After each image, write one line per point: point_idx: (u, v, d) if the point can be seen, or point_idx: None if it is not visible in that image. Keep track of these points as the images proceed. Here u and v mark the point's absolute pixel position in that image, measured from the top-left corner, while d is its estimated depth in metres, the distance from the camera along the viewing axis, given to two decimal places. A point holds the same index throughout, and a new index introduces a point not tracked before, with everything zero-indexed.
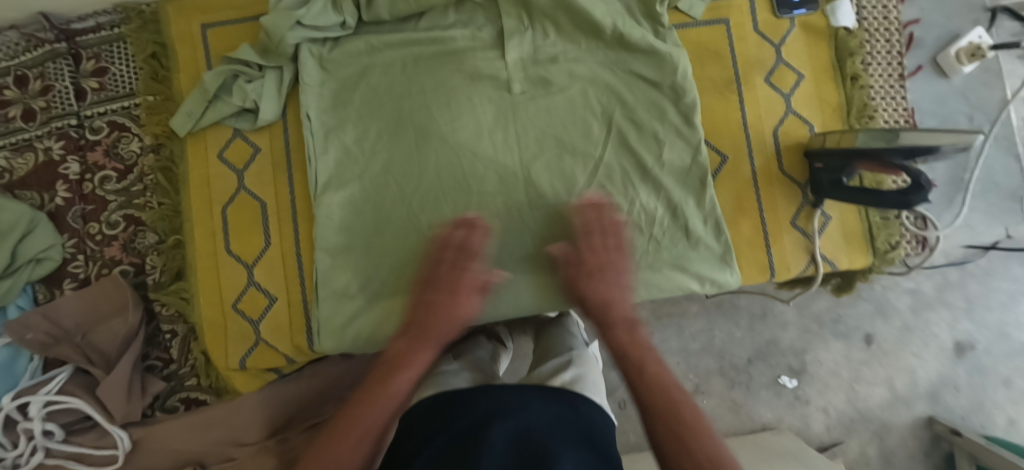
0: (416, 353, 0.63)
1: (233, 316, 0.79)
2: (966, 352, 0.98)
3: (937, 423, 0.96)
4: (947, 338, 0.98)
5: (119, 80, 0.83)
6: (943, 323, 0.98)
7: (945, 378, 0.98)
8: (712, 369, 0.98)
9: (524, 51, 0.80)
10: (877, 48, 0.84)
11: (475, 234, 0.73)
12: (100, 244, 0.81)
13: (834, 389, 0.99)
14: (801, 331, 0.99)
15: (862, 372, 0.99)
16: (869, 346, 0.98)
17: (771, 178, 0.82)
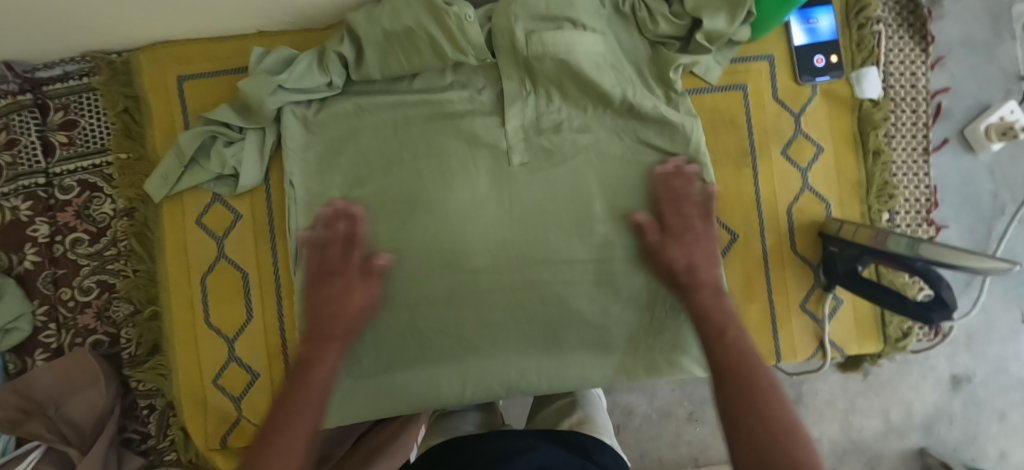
0: (321, 349, 0.64)
1: (214, 392, 0.75)
2: (963, 384, 0.98)
3: (929, 456, 0.97)
4: (945, 370, 0.98)
5: (90, 135, 0.77)
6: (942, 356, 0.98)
7: (940, 410, 0.98)
8: (708, 397, 1.01)
9: (526, 118, 0.75)
10: (902, 120, 0.78)
11: (358, 224, 0.72)
12: (73, 312, 0.77)
13: (829, 419, 0.98)
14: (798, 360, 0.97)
15: (857, 403, 0.99)
16: (865, 377, 0.98)
17: (783, 259, 0.77)
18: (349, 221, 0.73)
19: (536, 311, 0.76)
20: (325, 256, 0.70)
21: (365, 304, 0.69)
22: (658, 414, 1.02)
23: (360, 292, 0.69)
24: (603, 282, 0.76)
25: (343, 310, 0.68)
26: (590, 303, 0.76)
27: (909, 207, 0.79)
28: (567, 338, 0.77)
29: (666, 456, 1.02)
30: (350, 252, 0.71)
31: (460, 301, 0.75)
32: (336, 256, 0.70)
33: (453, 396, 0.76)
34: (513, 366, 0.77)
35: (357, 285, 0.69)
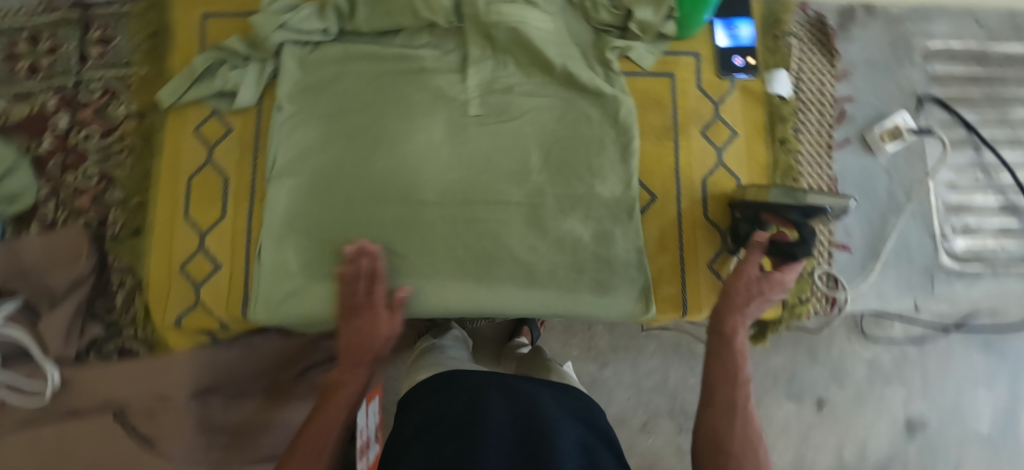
0: (349, 375, 0.76)
1: (178, 277, 0.84)
2: (917, 429, 1.18)
3: None
4: (900, 413, 1.18)
5: (120, 51, 0.91)
6: (898, 398, 1.19)
7: (894, 451, 1.17)
8: (663, 410, 1.19)
9: (483, 78, 0.88)
10: (809, 118, 0.91)
11: (382, 316, 0.79)
12: (72, 193, 0.88)
13: (783, 448, 1.17)
14: (756, 388, 1.19)
15: (810, 433, 1.17)
16: (819, 410, 1.17)
17: (696, 224, 0.87)
18: (370, 257, 0.82)
19: (472, 246, 0.85)
20: (351, 292, 0.81)
21: (383, 335, 0.79)
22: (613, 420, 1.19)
23: (385, 321, 0.79)
24: (534, 225, 0.86)
25: (369, 341, 0.78)
26: (522, 241, 0.86)
27: (813, 191, 0.89)
28: (499, 270, 0.85)
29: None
30: (376, 287, 0.80)
31: (407, 228, 0.85)
32: (364, 294, 0.80)
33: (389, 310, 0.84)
34: (446, 289, 0.85)
35: (383, 316, 0.79)
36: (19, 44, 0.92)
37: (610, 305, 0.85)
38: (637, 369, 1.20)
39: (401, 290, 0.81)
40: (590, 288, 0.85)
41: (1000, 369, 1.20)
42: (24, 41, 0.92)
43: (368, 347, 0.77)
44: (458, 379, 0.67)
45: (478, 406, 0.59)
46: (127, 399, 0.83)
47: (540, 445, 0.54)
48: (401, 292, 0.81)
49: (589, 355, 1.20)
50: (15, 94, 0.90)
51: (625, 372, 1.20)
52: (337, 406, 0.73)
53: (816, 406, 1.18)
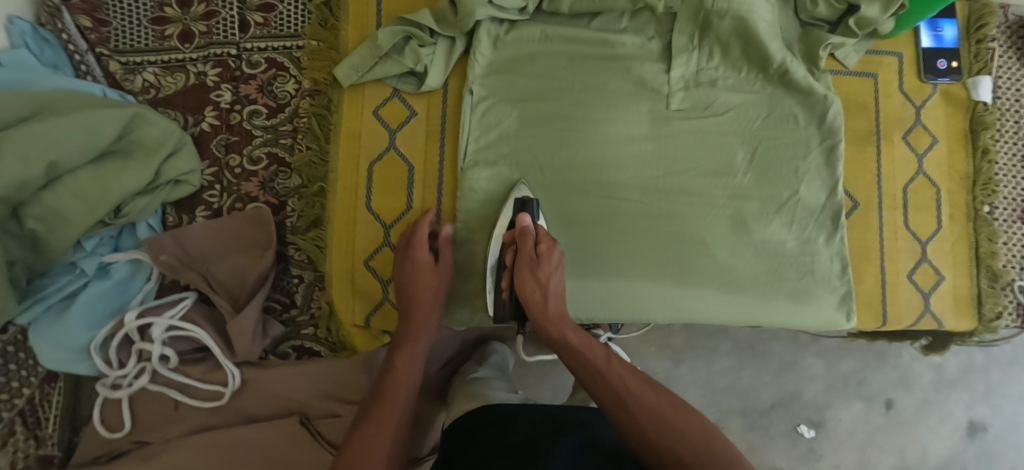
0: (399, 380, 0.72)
1: (364, 272, 0.78)
2: (978, 432, 1.19)
3: None
4: (963, 417, 1.19)
5: (285, 20, 0.82)
6: (961, 403, 1.20)
7: (955, 456, 1.19)
8: (734, 408, 1.19)
9: (687, 70, 0.83)
10: (1006, 128, 0.88)
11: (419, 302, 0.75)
12: (238, 178, 0.80)
13: (848, 448, 1.19)
14: (825, 387, 1.20)
15: (876, 436, 1.19)
16: (887, 411, 1.20)
17: (897, 233, 0.85)
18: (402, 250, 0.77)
19: (672, 245, 0.81)
20: (404, 257, 0.75)
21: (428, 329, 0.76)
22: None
23: (434, 284, 0.76)
24: (738, 227, 0.82)
25: (413, 325, 0.75)
26: (725, 245, 0.82)
27: (1007, 203, 0.87)
28: (699, 272, 0.81)
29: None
30: (442, 253, 0.77)
31: (606, 224, 0.81)
32: (428, 261, 0.76)
33: (584, 312, 0.81)
34: (649, 289, 0.80)
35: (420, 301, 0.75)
36: (169, 6, 0.82)
37: (811, 314, 0.83)
38: (712, 367, 1.19)
39: (442, 228, 0.78)
40: (790, 297, 0.83)
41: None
42: (174, 2, 0.82)
43: (419, 312, 0.75)
44: (516, 410, 0.65)
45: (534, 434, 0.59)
46: (309, 402, 0.77)
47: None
48: (443, 230, 0.78)
49: (666, 352, 1.18)
50: (165, 63, 0.81)
51: (701, 369, 1.19)
52: (393, 405, 0.70)
53: (884, 406, 1.20)
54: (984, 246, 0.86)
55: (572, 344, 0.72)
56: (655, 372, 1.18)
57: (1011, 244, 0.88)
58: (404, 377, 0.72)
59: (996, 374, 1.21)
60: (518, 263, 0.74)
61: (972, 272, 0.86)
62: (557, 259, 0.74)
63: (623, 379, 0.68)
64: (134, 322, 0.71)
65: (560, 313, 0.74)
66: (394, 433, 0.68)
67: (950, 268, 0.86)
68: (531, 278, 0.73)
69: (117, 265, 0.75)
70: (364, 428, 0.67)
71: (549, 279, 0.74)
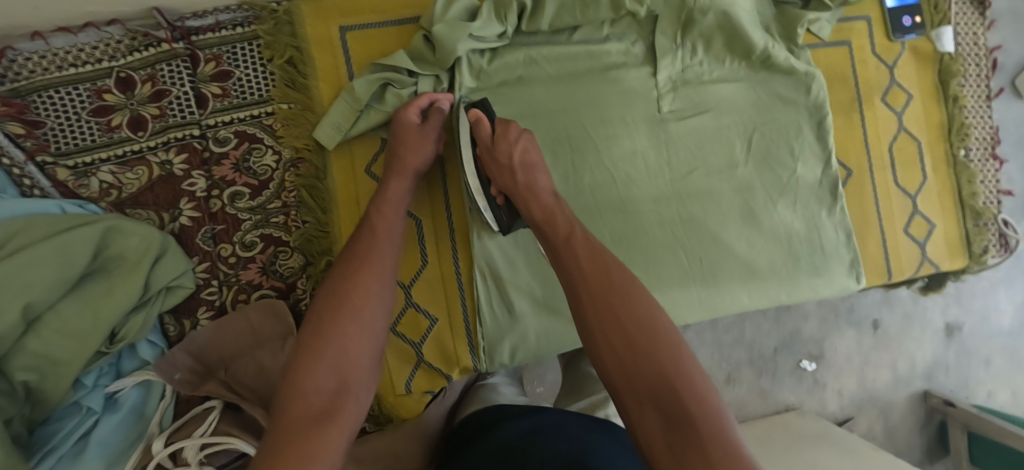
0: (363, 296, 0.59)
1: (392, 339, 0.76)
2: (955, 333, 1.30)
3: (931, 397, 1.28)
4: (941, 321, 1.30)
5: (246, 86, 0.75)
6: (937, 309, 1.30)
7: (938, 358, 1.30)
8: (744, 359, 1.24)
9: (674, 71, 0.82)
10: (970, 72, 0.92)
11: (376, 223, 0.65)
12: (235, 268, 0.74)
13: (848, 374, 1.28)
14: (821, 321, 1.27)
15: (870, 356, 1.28)
16: (876, 332, 1.28)
17: (890, 193, 0.89)
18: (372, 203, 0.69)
19: (692, 247, 0.82)
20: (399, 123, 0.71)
21: (402, 193, 0.69)
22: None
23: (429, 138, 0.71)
24: (748, 217, 0.84)
25: (368, 245, 0.63)
26: (738, 237, 0.83)
27: (979, 144, 0.93)
28: (722, 270, 0.83)
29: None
30: (431, 113, 0.72)
31: (627, 240, 0.81)
32: (416, 123, 0.71)
33: None
34: (677, 288, 0.82)
35: (376, 223, 0.66)
36: (109, 92, 0.72)
37: (827, 285, 0.86)
38: (717, 326, 1.23)
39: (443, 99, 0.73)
40: (807, 272, 0.85)
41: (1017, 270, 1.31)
42: (115, 87, 0.72)
43: (408, 163, 0.70)
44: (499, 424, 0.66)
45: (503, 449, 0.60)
46: None
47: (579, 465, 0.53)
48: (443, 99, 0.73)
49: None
50: (120, 157, 0.73)
51: (708, 331, 1.22)
52: (366, 293, 0.59)
53: (872, 328, 1.28)
54: (970, 189, 0.91)
55: (535, 219, 0.62)
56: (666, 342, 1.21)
57: (987, 181, 0.93)
58: (382, 257, 0.63)
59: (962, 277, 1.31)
60: (482, 155, 0.68)
61: (959, 215, 0.91)
62: (517, 135, 0.68)
63: (579, 258, 0.55)
64: (163, 451, 0.64)
65: (530, 186, 0.65)
66: (367, 335, 0.58)
67: (940, 215, 0.90)
68: (506, 165, 0.66)
69: (124, 393, 0.69)
70: (340, 303, 0.58)
71: (513, 158, 0.66)
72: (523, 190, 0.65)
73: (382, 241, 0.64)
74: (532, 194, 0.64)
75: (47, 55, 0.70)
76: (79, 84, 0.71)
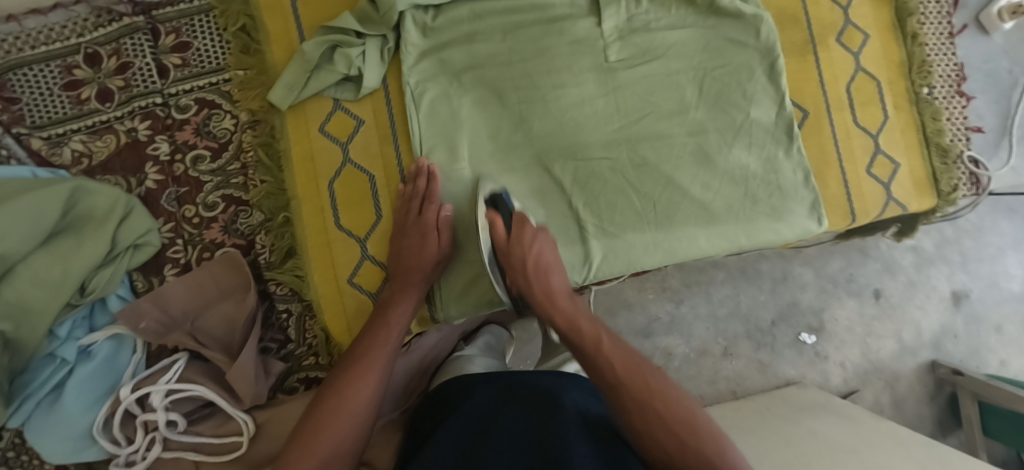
0: (359, 383, 0.65)
1: (350, 290, 0.77)
2: (963, 300, 1.26)
3: (939, 367, 1.24)
4: (946, 288, 1.26)
5: (204, 55, 0.79)
6: (942, 276, 1.26)
7: (945, 327, 1.26)
8: (740, 332, 1.23)
9: (619, 19, 0.83)
10: (930, 8, 0.91)
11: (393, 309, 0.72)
12: (198, 228, 0.78)
13: (850, 344, 1.25)
14: (818, 291, 1.25)
15: (873, 326, 1.25)
16: (878, 300, 1.25)
17: (850, 131, 0.88)
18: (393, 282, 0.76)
19: (647, 193, 0.83)
20: (405, 211, 0.76)
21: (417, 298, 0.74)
22: (696, 353, 1.21)
23: (433, 241, 0.74)
24: (702, 162, 0.84)
25: (374, 336, 0.69)
26: (693, 180, 0.84)
27: (943, 82, 0.91)
28: (678, 214, 0.83)
29: (707, 392, 1.20)
30: (427, 208, 0.75)
31: (584, 186, 0.82)
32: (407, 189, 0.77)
33: (583, 276, 0.82)
34: (639, 237, 0.82)
35: (387, 319, 0.71)
36: (78, 68, 0.77)
37: (789, 227, 0.85)
38: (711, 299, 1.22)
39: (441, 210, 0.75)
40: (766, 214, 0.85)
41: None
42: (83, 62, 0.77)
43: (411, 263, 0.74)
44: (471, 392, 0.67)
45: (485, 415, 0.62)
46: None
47: (550, 452, 0.54)
48: (443, 212, 0.75)
49: (666, 295, 1.21)
50: (90, 127, 0.77)
51: (702, 304, 1.22)
52: (359, 388, 0.65)
53: (874, 296, 1.26)
54: (932, 127, 0.90)
55: (560, 327, 0.70)
56: (659, 317, 1.21)
57: (953, 118, 0.91)
58: (381, 348, 0.69)
59: (968, 243, 1.27)
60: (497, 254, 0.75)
61: (925, 151, 0.89)
62: (533, 237, 0.74)
63: (602, 352, 0.65)
64: (131, 396, 0.69)
65: (545, 292, 0.72)
66: (358, 426, 0.63)
67: (904, 154, 0.89)
68: (520, 269, 0.73)
69: (98, 345, 0.72)
70: (335, 394, 0.64)
71: (527, 262, 0.73)
72: (535, 269, 0.73)
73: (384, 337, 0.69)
74: (551, 273, 0.73)
75: (22, 35, 0.75)
76: (50, 62, 0.76)
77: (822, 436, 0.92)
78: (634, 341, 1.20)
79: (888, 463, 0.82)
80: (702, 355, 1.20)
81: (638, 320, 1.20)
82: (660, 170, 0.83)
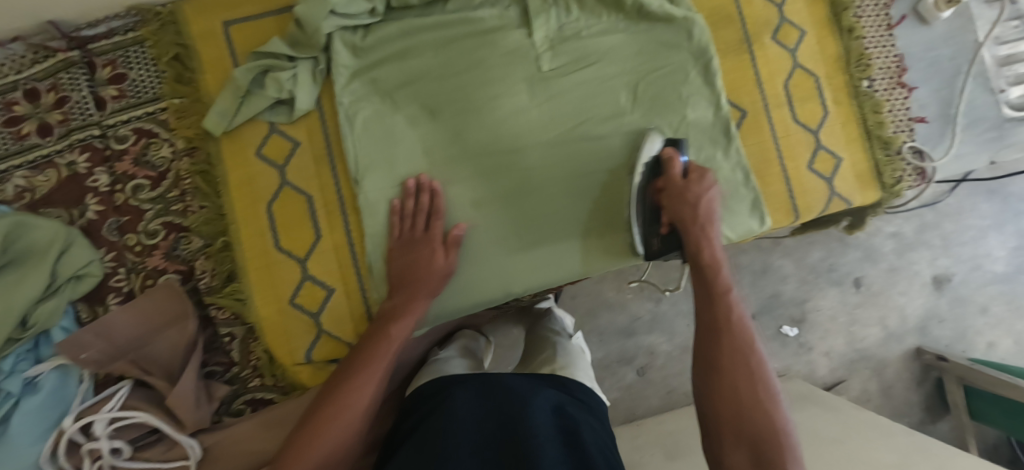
0: (358, 389, 0.66)
1: (291, 311, 0.78)
2: (945, 285, 1.26)
3: (925, 353, 1.24)
4: (928, 273, 1.25)
5: (140, 85, 0.80)
6: (925, 261, 1.25)
7: (931, 311, 1.26)
8: None
9: (549, 29, 0.83)
10: (865, 2, 0.91)
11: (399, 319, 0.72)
12: (140, 255, 0.79)
13: (833, 334, 1.25)
14: (799, 282, 1.24)
15: (856, 314, 1.25)
16: (859, 288, 1.24)
17: (788, 129, 0.88)
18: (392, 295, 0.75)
19: (588, 199, 0.82)
20: (409, 227, 0.77)
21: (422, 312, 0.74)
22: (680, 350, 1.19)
23: (441, 255, 0.75)
24: None
25: (377, 349, 0.69)
26: None
27: (884, 73, 0.91)
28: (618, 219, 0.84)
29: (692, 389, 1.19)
30: (433, 223, 0.77)
31: (523, 196, 0.81)
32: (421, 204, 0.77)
33: (525, 288, 0.80)
34: (583, 242, 0.82)
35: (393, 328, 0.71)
36: (18, 104, 0.78)
37: (731, 226, 0.85)
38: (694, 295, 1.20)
39: (455, 228, 0.77)
40: None
41: (1005, 214, 1.26)
42: (22, 98, 0.78)
43: (419, 280, 0.74)
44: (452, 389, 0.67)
45: (461, 414, 0.61)
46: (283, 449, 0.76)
47: (521, 451, 0.54)
48: (455, 231, 0.76)
49: (646, 294, 1.18)
50: (31, 162, 0.78)
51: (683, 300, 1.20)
52: (365, 388, 0.66)
53: (855, 285, 1.24)
54: (874, 117, 0.89)
55: (704, 260, 0.69)
56: (640, 316, 1.18)
57: (895, 110, 0.91)
58: (379, 362, 0.68)
59: (948, 227, 1.26)
60: (670, 189, 0.74)
61: (867, 145, 0.89)
62: (704, 181, 0.73)
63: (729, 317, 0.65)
64: (74, 426, 0.70)
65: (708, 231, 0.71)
66: (352, 434, 0.64)
67: (845, 147, 0.89)
68: (693, 203, 0.71)
69: (45, 377, 0.73)
70: (334, 399, 0.65)
71: (435, 234, 0.76)
72: (700, 228, 0.71)
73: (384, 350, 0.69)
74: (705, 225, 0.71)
75: None
76: None
77: (805, 428, 0.92)
78: (617, 341, 1.19)
79: (865, 452, 0.82)
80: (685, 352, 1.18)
81: (620, 319, 1.18)
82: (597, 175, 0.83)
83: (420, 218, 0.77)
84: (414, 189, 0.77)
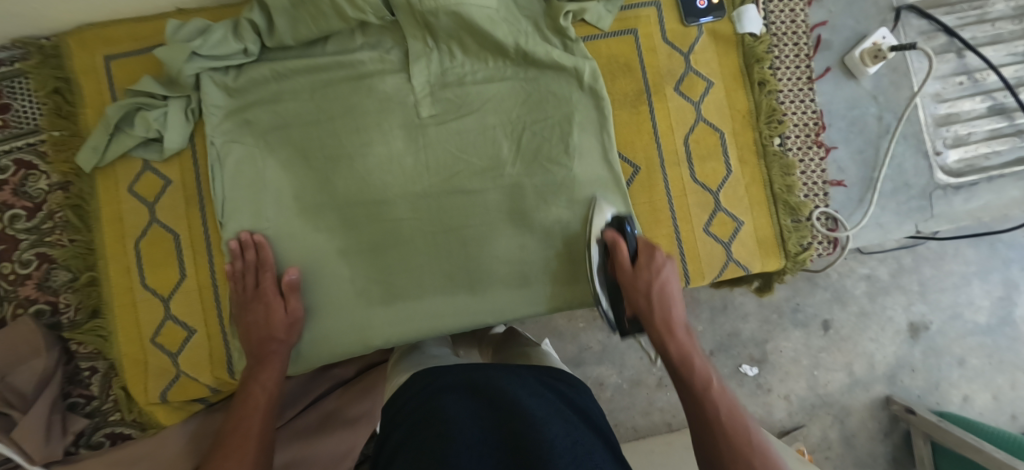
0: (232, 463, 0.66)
1: (152, 349, 0.79)
2: (921, 333, 1.09)
3: (894, 403, 1.07)
4: (902, 320, 1.08)
5: (23, 116, 0.81)
6: (898, 307, 1.08)
7: (901, 360, 1.09)
8: None
9: (430, 74, 0.80)
10: (785, 52, 0.85)
11: (261, 374, 0.73)
12: (14, 284, 0.81)
13: (795, 376, 1.08)
14: (761, 322, 1.08)
15: (821, 358, 1.08)
16: (826, 332, 1.08)
17: (684, 188, 0.83)
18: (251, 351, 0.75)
19: (456, 254, 0.80)
20: (242, 286, 0.76)
21: (278, 370, 0.75)
22: (630, 384, 1.09)
23: (278, 308, 0.74)
24: (517, 220, 0.80)
25: (251, 413, 0.70)
26: (508, 243, 0.80)
27: (798, 131, 0.86)
28: (490, 277, 0.80)
29: (640, 424, 1.09)
30: (261, 277, 0.75)
31: (387, 249, 0.79)
32: (245, 262, 0.76)
33: (383, 341, 0.78)
34: (446, 297, 0.80)
35: (255, 390, 0.72)
36: None
37: None
38: None
39: (288, 273, 0.75)
40: (587, 275, 0.81)
41: (993, 262, 1.10)
42: None
43: (266, 335, 0.74)
44: (437, 380, 0.60)
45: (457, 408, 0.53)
46: None
47: (520, 435, 0.48)
48: (289, 276, 0.75)
49: (597, 325, 1.09)
50: None
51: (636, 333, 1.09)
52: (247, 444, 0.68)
53: (822, 328, 1.08)
54: (774, 177, 0.83)
55: (672, 361, 0.67)
56: (590, 347, 1.09)
57: (808, 171, 0.86)
58: (251, 427, 0.69)
59: (928, 271, 1.09)
60: (620, 277, 0.73)
61: (771, 210, 0.83)
62: (659, 265, 0.73)
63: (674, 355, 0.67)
64: None
65: (665, 322, 0.70)
66: None
67: (747, 211, 0.83)
68: (643, 291, 0.71)
69: None
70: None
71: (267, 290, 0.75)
72: (663, 321, 0.70)
73: (253, 413, 0.70)
74: (674, 333, 0.69)
75: None
76: None
77: None
78: None
79: None
80: (634, 386, 1.08)
81: (569, 349, 1.08)
82: (470, 226, 0.80)
83: (254, 274, 0.76)
84: (239, 249, 0.76)
